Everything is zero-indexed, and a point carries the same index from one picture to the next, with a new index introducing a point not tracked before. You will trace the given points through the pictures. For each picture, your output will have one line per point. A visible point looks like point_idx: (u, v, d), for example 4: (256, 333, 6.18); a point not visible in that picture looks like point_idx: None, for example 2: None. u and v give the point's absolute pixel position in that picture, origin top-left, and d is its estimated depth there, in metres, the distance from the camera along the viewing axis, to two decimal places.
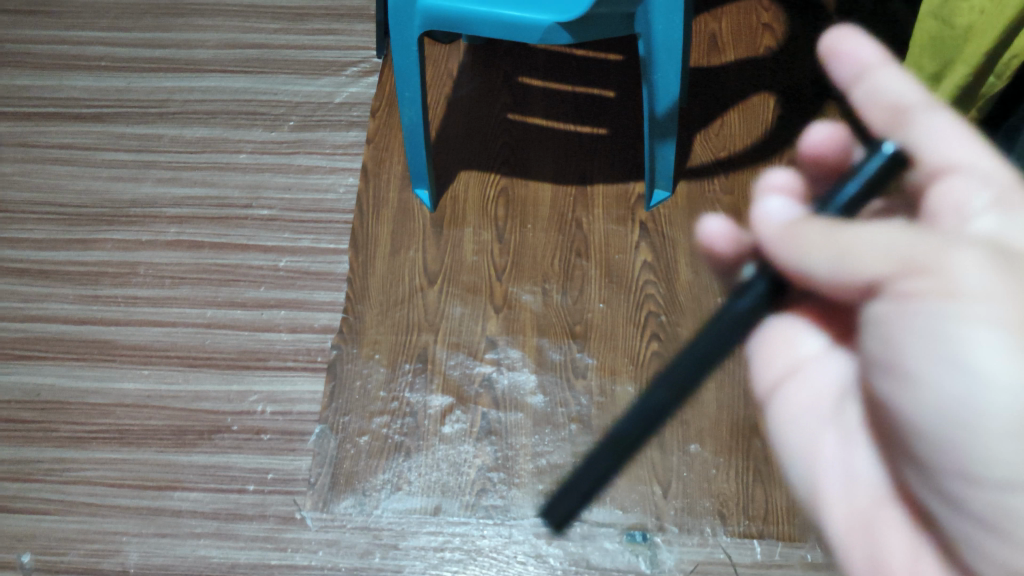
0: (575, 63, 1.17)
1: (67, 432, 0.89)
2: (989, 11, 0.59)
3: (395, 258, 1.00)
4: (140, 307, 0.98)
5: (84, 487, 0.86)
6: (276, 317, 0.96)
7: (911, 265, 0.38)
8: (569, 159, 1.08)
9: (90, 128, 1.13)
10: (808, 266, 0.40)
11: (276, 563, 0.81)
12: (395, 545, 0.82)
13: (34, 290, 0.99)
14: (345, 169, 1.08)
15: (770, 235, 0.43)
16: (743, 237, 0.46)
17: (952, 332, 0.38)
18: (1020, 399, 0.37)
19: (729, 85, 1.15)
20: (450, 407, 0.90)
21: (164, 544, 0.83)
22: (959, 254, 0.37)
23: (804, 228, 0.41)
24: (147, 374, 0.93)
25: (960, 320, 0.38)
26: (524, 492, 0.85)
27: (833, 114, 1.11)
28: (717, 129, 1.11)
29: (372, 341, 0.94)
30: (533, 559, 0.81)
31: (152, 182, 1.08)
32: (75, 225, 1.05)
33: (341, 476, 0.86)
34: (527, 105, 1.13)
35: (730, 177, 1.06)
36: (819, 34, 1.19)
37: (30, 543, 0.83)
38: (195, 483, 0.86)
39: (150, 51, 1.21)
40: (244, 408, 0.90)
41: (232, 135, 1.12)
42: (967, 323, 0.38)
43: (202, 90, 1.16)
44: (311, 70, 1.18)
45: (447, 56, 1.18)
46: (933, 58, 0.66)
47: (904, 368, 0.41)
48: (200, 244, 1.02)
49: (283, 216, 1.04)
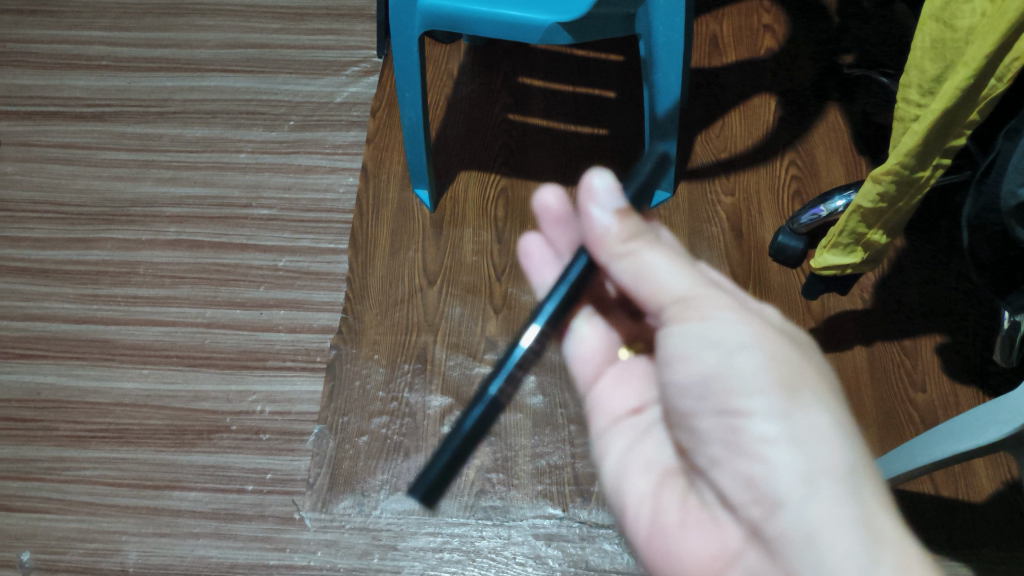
0: (575, 64, 1.17)
1: (67, 431, 0.89)
2: (994, 13, 0.55)
3: (395, 259, 1.00)
4: (139, 307, 0.98)
5: (83, 486, 0.86)
6: (276, 317, 0.96)
7: (685, 303, 0.46)
8: (569, 159, 1.08)
9: (91, 127, 1.13)
10: (619, 269, 0.49)
11: (275, 563, 0.81)
12: (394, 545, 0.82)
13: (34, 289, 0.99)
14: (345, 169, 1.08)
15: (591, 235, 0.49)
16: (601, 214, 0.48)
17: (727, 351, 0.45)
18: (770, 407, 0.43)
19: (730, 86, 1.14)
20: (449, 408, 0.89)
21: (163, 544, 0.82)
22: (726, 305, 0.46)
23: (617, 227, 0.48)
24: (146, 374, 0.93)
25: (728, 331, 0.45)
26: (523, 493, 0.85)
27: (833, 116, 1.11)
28: (717, 130, 1.11)
29: (371, 341, 0.94)
30: (533, 561, 0.81)
31: (153, 181, 1.08)
32: (75, 224, 1.05)
33: (340, 476, 0.86)
34: (527, 105, 1.13)
35: (731, 178, 1.06)
36: (820, 35, 1.18)
37: (29, 542, 0.83)
38: (193, 483, 0.86)
39: (151, 51, 1.21)
40: (243, 407, 0.90)
41: (233, 134, 1.12)
42: (735, 346, 0.45)
43: (202, 90, 1.16)
44: (312, 70, 1.18)
45: (448, 56, 1.18)
46: (934, 61, 0.63)
47: (689, 366, 0.46)
48: (199, 244, 1.02)
49: (283, 215, 1.04)
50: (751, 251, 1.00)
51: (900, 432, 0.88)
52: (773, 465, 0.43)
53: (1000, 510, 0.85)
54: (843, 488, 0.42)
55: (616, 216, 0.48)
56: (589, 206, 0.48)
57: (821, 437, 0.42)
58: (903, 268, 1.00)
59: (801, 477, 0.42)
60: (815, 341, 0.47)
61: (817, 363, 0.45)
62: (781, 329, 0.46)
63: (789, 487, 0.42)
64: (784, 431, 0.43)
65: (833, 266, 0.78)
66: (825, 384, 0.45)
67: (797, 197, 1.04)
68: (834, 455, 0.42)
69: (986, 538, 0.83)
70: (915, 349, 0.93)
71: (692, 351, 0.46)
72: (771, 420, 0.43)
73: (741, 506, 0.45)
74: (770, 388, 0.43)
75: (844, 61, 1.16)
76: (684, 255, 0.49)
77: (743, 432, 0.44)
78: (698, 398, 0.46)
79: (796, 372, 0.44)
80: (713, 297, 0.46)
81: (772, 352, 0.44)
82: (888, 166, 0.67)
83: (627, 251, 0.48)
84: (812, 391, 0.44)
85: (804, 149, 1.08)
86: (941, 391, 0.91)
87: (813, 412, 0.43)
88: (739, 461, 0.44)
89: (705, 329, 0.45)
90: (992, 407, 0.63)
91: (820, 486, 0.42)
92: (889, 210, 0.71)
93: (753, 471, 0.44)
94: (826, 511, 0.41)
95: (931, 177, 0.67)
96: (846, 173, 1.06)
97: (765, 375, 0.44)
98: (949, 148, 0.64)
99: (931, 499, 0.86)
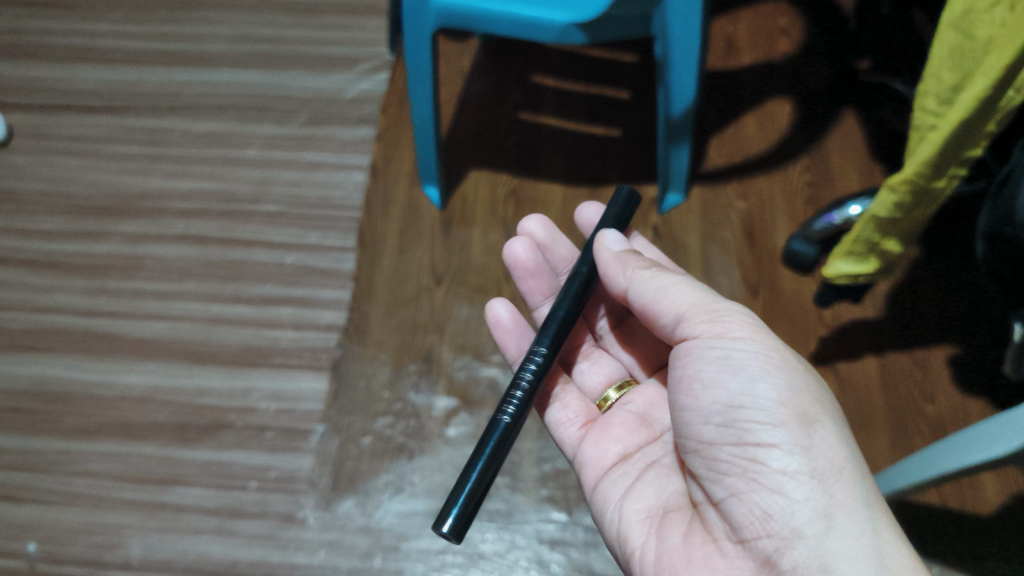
0: (589, 63, 1.15)
1: (72, 424, 0.89)
2: (1013, 25, 0.54)
3: (402, 257, 0.99)
4: (145, 301, 0.97)
5: (87, 479, 0.85)
6: (282, 314, 0.95)
7: (711, 312, 0.56)
8: (581, 160, 1.07)
9: (102, 120, 1.13)
10: (641, 287, 0.60)
11: (277, 561, 0.80)
12: (396, 546, 0.81)
13: (42, 281, 0.99)
14: (354, 166, 1.07)
15: (612, 268, 0.62)
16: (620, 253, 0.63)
17: (752, 381, 0.52)
18: (789, 441, 0.51)
19: (745, 89, 1.13)
20: (455, 409, 0.89)
21: (166, 538, 0.82)
22: (748, 332, 0.55)
23: (636, 260, 0.61)
24: (152, 369, 0.92)
25: (750, 360, 0.53)
26: (528, 497, 0.84)
27: (849, 121, 1.09)
28: (731, 133, 1.09)
29: (377, 340, 0.93)
30: (536, 565, 0.80)
31: (161, 175, 1.08)
32: (85, 217, 1.04)
33: (344, 476, 0.85)
34: (540, 104, 1.12)
35: (745, 182, 1.04)
36: (837, 39, 1.16)
37: (33, 534, 0.83)
38: (197, 479, 0.85)
39: (162, 45, 1.21)
40: (247, 405, 0.89)
41: (242, 129, 1.11)
42: (760, 377, 0.53)
43: (212, 84, 1.16)
44: (322, 66, 1.17)
45: (460, 53, 1.17)
46: (952, 71, 0.61)
47: (715, 391, 0.53)
48: (207, 239, 1.02)
49: (291, 212, 1.03)
50: (764, 256, 0.98)
51: (911, 442, 0.86)
52: (792, 497, 0.50)
53: (1009, 523, 0.83)
54: (854, 522, 0.49)
55: (631, 254, 0.62)
56: (608, 249, 0.63)
57: (833, 472, 0.50)
58: (917, 276, 0.98)
59: (819, 509, 0.49)
60: (826, 385, 0.55)
61: (831, 406, 0.53)
62: (799, 367, 0.54)
63: (808, 519, 0.49)
64: (803, 463, 0.50)
65: (848, 274, 0.75)
66: (838, 424, 0.53)
67: (811, 203, 1.02)
68: (845, 492, 0.50)
69: (994, 551, 0.82)
70: (926, 359, 0.92)
71: (719, 377, 0.53)
72: (791, 451, 0.51)
73: (755, 537, 0.50)
74: (789, 421, 0.51)
75: (861, 66, 1.14)
76: (702, 285, 0.60)
77: (765, 462, 0.51)
78: (720, 424, 0.53)
79: (811, 407, 0.52)
80: (737, 325, 0.55)
81: (789, 385, 0.53)
82: (904, 174, 0.65)
83: (648, 273, 0.60)
84: (825, 427, 0.52)
85: (819, 154, 1.06)
86: (951, 401, 0.89)
87: (827, 448, 0.51)
88: (759, 491, 0.51)
89: (729, 354, 0.54)
90: (996, 418, 0.62)
91: (833, 518, 0.49)
92: (906, 218, 0.69)
93: (772, 502, 0.50)
94: (840, 544, 0.48)
95: (948, 187, 0.66)
96: (861, 180, 1.04)
97: (787, 405, 0.52)
98: (965, 158, 0.63)
99: (938, 509, 0.84)
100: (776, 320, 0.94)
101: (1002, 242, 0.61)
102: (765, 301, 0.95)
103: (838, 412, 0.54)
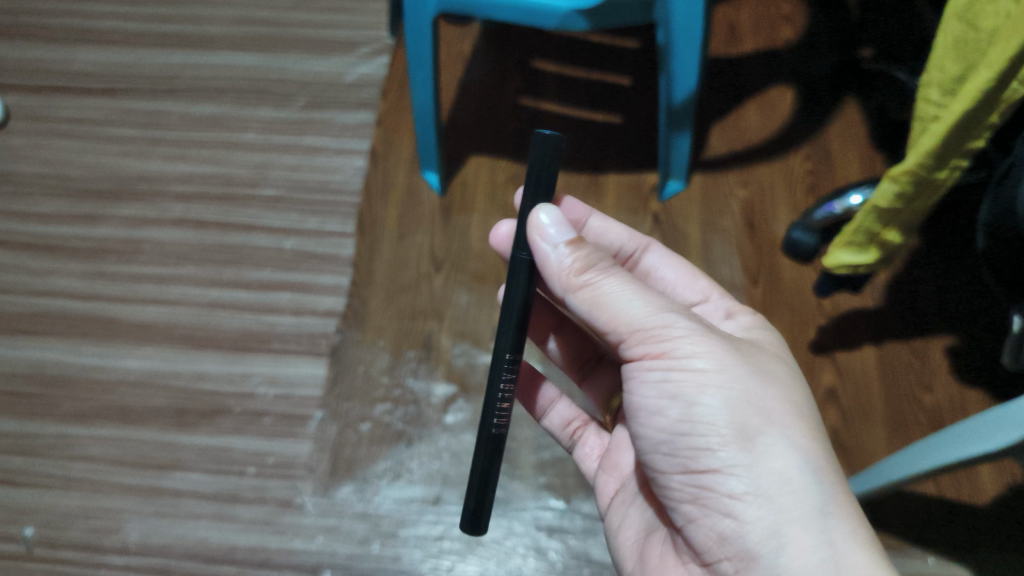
0: (590, 48, 1.14)
1: (69, 408, 0.89)
2: (1018, 15, 0.53)
3: (402, 243, 0.98)
4: (144, 284, 0.97)
5: (86, 463, 0.85)
6: (281, 299, 0.95)
7: (642, 333, 0.50)
8: (582, 146, 1.07)
9: (99, 102, 1.12)
10: (581, 300, 0.51)
11: (274, 547, 0.80)
12: (394, 533, 0.81)
13: (39, 265, 0.98)
14: (354, 151, 1.06)
15: (547, 272, 0.53)
16: (565, 255, 0.52)
17: (691, 404, 0.49)
18: (734, 462, 0.48)
19: (747, 77, 1.12)
20: (453, 396, 0.88)
21: (164, 523, 0.82)
22: (682, 345, 0.50)
23: (578, 265, 0.51)
24: (150, 353, 0.92)
25: (685, 381, 0.49)
26: (525, 485, 0.83)
27: (851, 109, 1.08)
28: (733, 121, 1.09)
29: (376, 326, 0.93)
30: (533, 552, 0.80)
31: (160, 158, 1.07)
32: (83, 200, 1.03)
33: (342, 462, 0.85)
34: (541, 90, 1.11)
35: (745, 171, 1.04)
36: (840, 27, 1.16)
37: (31, 518, 0.83)
38: (195, 464, 0.85)
39: (161, 27, 1.19)
40: (246, 390, 0.89)
41: (240, 112, 1.10)
42: (698, 399, 0.49)
43: (211, 67, 1.15)
44: (322, 50, 1.16)
45: (461, 38, 1.17)
46: (956, 61, 0.61)
47: (658, 419, 0.51)
48: (205, 224, 1.01)
49: (290, 196, 1.03)
50: (764, 245, 0.98)
51: (908, 433, 0.87)
52: (743, 519, 0.47)
53: (1005, 512, 0.83)
54: (808, 535, 0.46)
55: (568, 251, 0.52)
56: (546, 245, 0.52)
57: (782, 486, 0.47)
58: (916, 266, 0.98)
59: (771, 528, 0.47)
60: (772, 385, 0.51)
61: (776, 411, 0.50)
62: (740, 374, 0.50)
63: (760, 539, 0.47)
64: (749, 483, 0.47)
65: (847, 264, 0.75)
66: (784, 431, 0.49)
67: (812, 192, 1.02)
68: (796, 504, 0.47)
69: (987, 539, 0.82)
70: (924, 349, 0.92)
71: (660, 403, 0.50)
72: (736, 472, 0.48)
73: (717, 560, 0.49)
74: (731, 442, 0.48)
75: (863, 54, 1.13)
76: (646, 287, 0.52)
77: (714, 487, 0.48)
78: (667, 453, 0.51)
79: (753, 419, 0.49)
80: (678, 343, 0.50)
81: (730, 401, 0.49)
82: (906, 164, 0.65)
83: (583, 283, 0.51)
84: (769, 439, 0.48)
85: (820, 143, 1.06)
86: (949, 391, 0.89)
87: (772, 462, 0.48)
88: (711, 515, 0.49)
89: (666, 375, 0.50)
90: (997, 412, 0.61)
91: (786, 536, 0.46)
92: (906, 209, 0.68)
93: (725, 525, 0.48)
94: (793, 560, 0.46)
95: (949, 178, 0.65)
96: (862, 169, 1.03)
97: (725, 423, 0.48)
98: (967, 149, 0.62)
99: (933, 500, 0.84)
100: (774, 309, 0.94)
101: (1003, 235, 0.60)
102: (763, 289, 0.95)
103: (787, 414, 0.50)
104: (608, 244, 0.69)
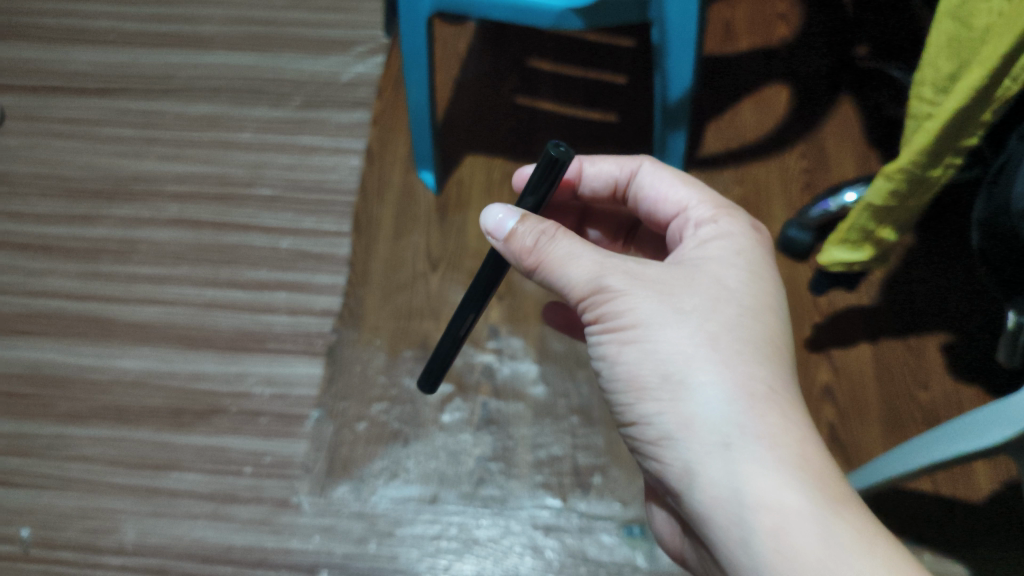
0: (586, 47, 1.15)
1: (65, 408, 0.89)
2: (1010, 13, 0.53)
3: (398, 242, 0.98)
4: (140, 284, 0.97)
5: (82, 464, 0.85)
6: (277, 299, 0.95)
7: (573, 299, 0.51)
8: (578, 144, 1.07)
9: (95, 102, 1.12)
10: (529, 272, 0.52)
11: (271, 546, 0.80)
12: (390, 532, 0.81)
13: (35, 265, 0.98)
14: (349, 150, 1.06)
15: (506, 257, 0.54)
16: (525, 242, 0.50)
17: (616, 363, 0.50)
18: (650, 411, 0.48)
19: (743, 75, 1.12)
20: (450, 395, 0.89)
21: (160, 523, 0.82)
22: (601, 303, 0.49)
23: (519, 240, 0.51)
24: (146, 352, 0.92)
25: (607, 341, 0.50)
26: (522, 483, 0.84)
27: (847, 107, 1.08)
28: (728, 119, 1.09)
29: (372, 325, 0.93)
30: (530, 551, 0.80)
31: (155, 158, 1.07)
32: (79, 200, 1.03)
33: (338, 461, 0.85)
34: (536, 88, 1.11)
35: (740, 168, 1.04)
36: (835, 25, 1.16)
37: (27, 519, 0.82)
38: (192, 464, 0.85)
39: (156, 27, 1.20)
40: (242, 389, 0.89)
41: (236, 112, 1.10)
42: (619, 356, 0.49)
43: (206, 67, 1.15)
44: (317, 49, 1.16)
45: (457, 37, 1.17)
46: (949, 59, 0.61)
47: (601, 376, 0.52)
48: (201, 223, 1.01)
49: (285, 196, 1.03)
50: None
51: (904, 430, 0.87)
52: (665, 463, 0.48)
53: (1000, 508, 0.83)
54: (715, 474, 0.45)
55: (509, 236, 0.51)
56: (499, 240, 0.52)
57: (691, 429, 0.46)
58: (911, 265, 0.98)
59: (684, 469, 0.46)
60: (699, 322, 0.48)
61: (696, 351, 0.47)
62: (658, 320, 0.48)
63: (678, 480, 0.47)
64: (664, 429, 0.47)
65: (842, 263, 0.75)
66: (701, 372, 0.46)
67: (807, 189, 1.02)
68: (704, 445, 0.45)
69: (982, 535, 0.82)
70: (919, 347, 0.92)
71: (599, 362, 0.52)
72: (653, 419, 0.48)
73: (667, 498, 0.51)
74: (646, 394, 0.48)
75: (858, 52, 1.13)
76: (583, 243, 0.51)
77: (642, 435, 0.49)
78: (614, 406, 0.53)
79: (668, 366, 0.47)
80: (601, 299, 0.49)
81: (646, 351, 0.48)
82: (901, 161, 0.65)
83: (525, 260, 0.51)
84: (685, 383, 0.47)
85: (815, 141, 1.06)
86: (945, 388, 0.89)
87: (685, 406, 0.46)
88: (648, 461, 0.50)
89: (595, 335, 0.50)
90: (994, 407, 0.61)
91: (696, 475, 0.46)
92: (899, 208, 0.69)
93: (656, 469, 0.49)
94: (703, 499, 0.45)
95: (943, 176, 0.65)
96: (858, 166, 1.03)
97: (641, 373, 0.48)
98: (960, 147, 0.62)
99: (930, 497, 0.85)
100: None
101: (998, 232, 0.60)
102: None
103: (708, 353, 0.47)
104: (603, 182, 0.66)
